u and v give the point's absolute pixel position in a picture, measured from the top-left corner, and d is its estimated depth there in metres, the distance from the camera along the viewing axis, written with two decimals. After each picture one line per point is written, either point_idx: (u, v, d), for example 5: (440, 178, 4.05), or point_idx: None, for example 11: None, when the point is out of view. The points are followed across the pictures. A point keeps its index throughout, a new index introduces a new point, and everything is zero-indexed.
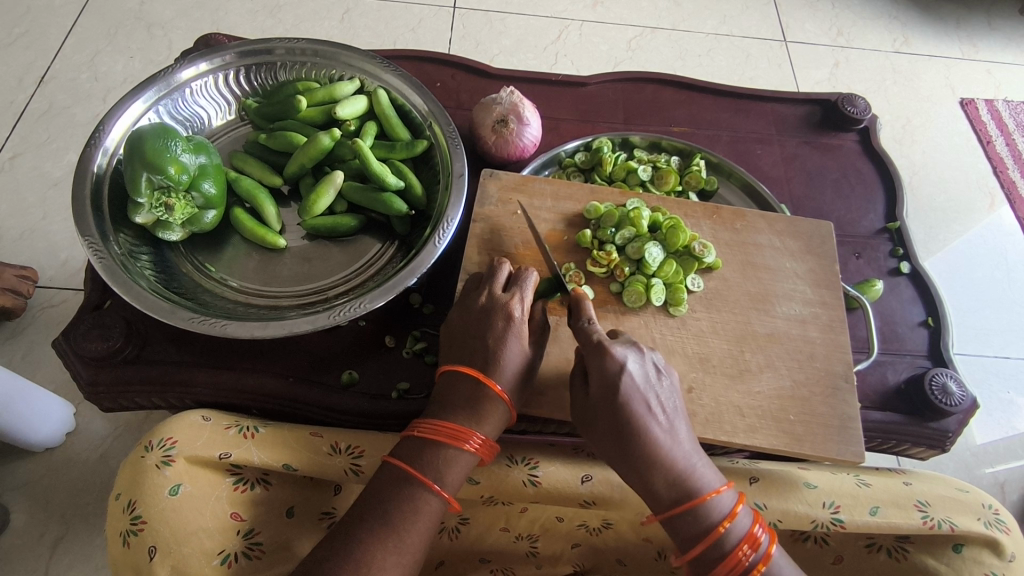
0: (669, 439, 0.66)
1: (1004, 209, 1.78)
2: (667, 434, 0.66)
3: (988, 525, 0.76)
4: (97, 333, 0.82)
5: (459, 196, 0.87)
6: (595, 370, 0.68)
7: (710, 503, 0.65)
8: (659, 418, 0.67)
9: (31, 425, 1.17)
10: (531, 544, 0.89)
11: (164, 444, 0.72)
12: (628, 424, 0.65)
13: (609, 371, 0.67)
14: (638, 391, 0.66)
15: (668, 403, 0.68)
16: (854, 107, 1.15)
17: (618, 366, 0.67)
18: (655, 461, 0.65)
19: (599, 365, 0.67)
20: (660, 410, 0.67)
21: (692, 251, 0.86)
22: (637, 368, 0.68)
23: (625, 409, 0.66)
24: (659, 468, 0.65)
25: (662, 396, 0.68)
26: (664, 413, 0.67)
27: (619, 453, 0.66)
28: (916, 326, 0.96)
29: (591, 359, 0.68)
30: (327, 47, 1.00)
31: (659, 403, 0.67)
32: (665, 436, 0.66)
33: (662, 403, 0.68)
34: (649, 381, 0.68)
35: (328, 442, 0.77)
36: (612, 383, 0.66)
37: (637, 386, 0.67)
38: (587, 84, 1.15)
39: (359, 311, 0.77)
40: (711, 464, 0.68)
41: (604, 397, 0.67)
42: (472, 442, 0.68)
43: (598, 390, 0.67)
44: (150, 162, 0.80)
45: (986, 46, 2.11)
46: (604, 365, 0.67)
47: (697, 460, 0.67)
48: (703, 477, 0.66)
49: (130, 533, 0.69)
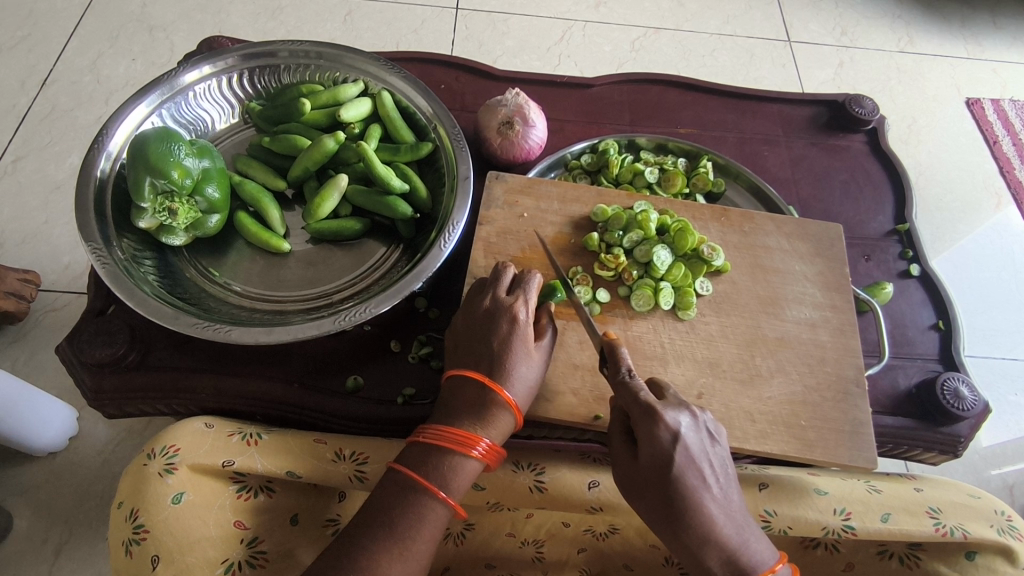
0: (723, 512, 0.64)
1: (1011, 209, 1.76)
2: (721, 506, 0.65)
3: (1001, 532, 0.75)
4: (100, 339, 0.81)
5: (464, 198, 0.86)
6: (646, 438, 0.64)
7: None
8: (711, 490, 0.65)
9: (33, 429, 1.16)
10: (537, 550, 0.88)
11: (166, 452, 0.72)
12: (681, 499, 0.63)
13: (661, 440, 0.64)
14: (691, 463, 0.64)
15: (720, 471, 0.67)
16: (862, 108, 1.14)
17: (671, 437, 0.64)
18: (710, 535, 0.63)
19: (650, 434, 0.64)
20: (713, 479, 0.65)
21: (700, 254, 0.85)
22: (691, 435, 0.65)
23: (678, 485, 0.63)
24: (712, 542, 0.63)
25: (713, 463, 0.66)
26: (716, 483, 0.66)
27: (668, 526, 0.65)
28: (926, 329, 0.95)
29: (641, 428, 0.65)
30: (331, 49, 0.99)
31: (712, 473, 0.65)
32: (719, 507, 0.64)
33: (714, 471, 0.66)
34: (704, 449, 0.66)
35: (332, 448, 0.76)
36: (664, 456, 0.64)
37: (691, 456, 0.64)
38: (592, 85, 1.14)
39: (364, 316, 0.77)
40: (764, 535, 0.67)
41: (656, 470, 0.64)
42: (479, 448, 0.67)
43: (647, 460, 0.65)
44: (152, 167, 0.80)
45: (991, 45, 2.10)
46: (654, 434, 0.64)
47: (750, 533, 0.65)
48: (756, 552, 0.64)
49: (132, 542, 0.68)
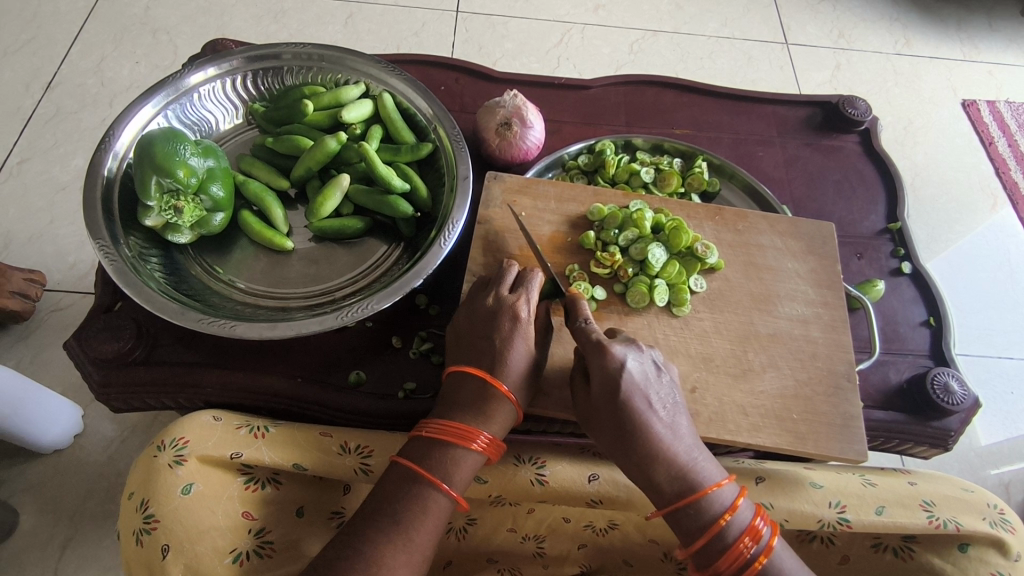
0: (669, 432, 0.68)
1: (1006, 210, 1.78)
2: (668, 427, 0.68)
3: (993, 525, 0.76)
4: (108, 335, 0.83)
5: (464, 198, 0.87)
6: (597, 370, 0.69)
7: (711, 495, 0.66)
8: (659, 414, 0.68)
9: (40, 426, 1.18)
10: (538, 545, 0.89)
11: (176, 443, 0.73)
12: (628, 419, 0.67)
13: (610, 369, 0.68)
14: (638, 388, 0.68)
15: (668, 399, 0.70)
16: (855, 109, 1.15)
17: (618, 364, 0.68)
18: (658, 454, 0.67)
19: (600, 364, 0.69)
20: (659, 404, 0.69)
21: (694, 252, 0.87)
22: (637, 364, 0.70)
23: (625, 407, 0.67)
24: (661, 460, 0.67)
25: (660, 392, 0.70)
26: (664, 409, 0.69)
27: (619, 446, 0.68)
28: (917, 326, 0.97)
29: (592, 360, 0.70)
30: (333, 52, 1.01)
31: (659, 399, 0.69)
32: (665, 427, 0.68)
33: (661, 398, 0.70)
34: (649, 379, 0.69)
35: (337, 442, 0.78)
36: (613, 383, 0.68)
37: (636, 380, 0.68)
38: (589, 87, 1.16)
39: (366, 312, 0.78)
40: (713, 458, 0.70)
41: (606, 396, 0.68)
42: (479, 441, 0.69)
43: (598, 387, 0.69)
44: (160, 166, 0.82)
45: (987, 47, 2.12)
46: (604, 362, 0.69)
47: (699, 454, 0.68)
48: (703, 471, 0.67)
49: (143, 532, 0.69)
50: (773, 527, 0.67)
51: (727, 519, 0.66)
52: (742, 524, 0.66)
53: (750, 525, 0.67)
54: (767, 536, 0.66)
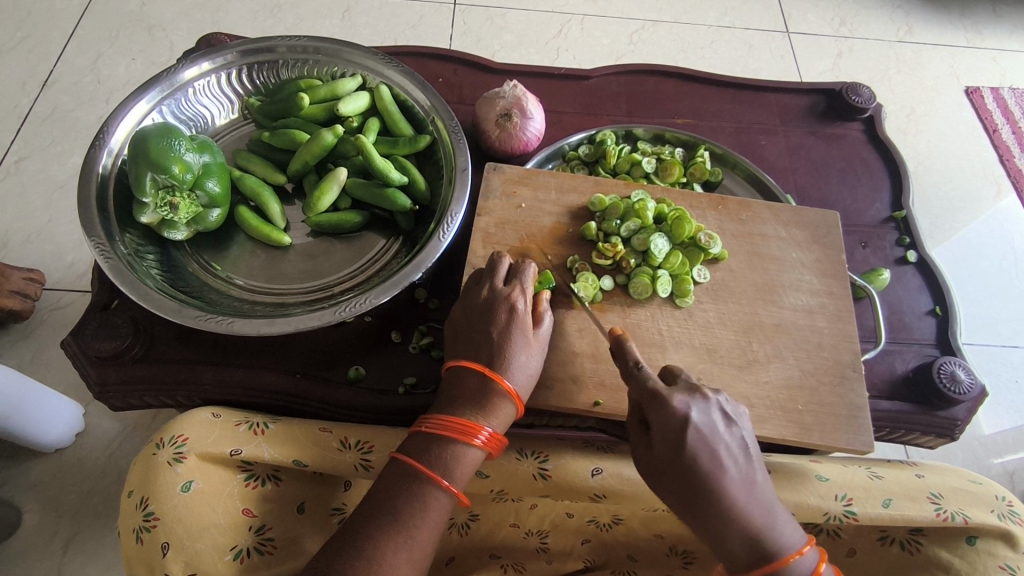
0: (745, 490, 0.64)
1: (1011, 198, 1.76)
2: (743, 486, 0.64)
3: (1001, 517, 0.75)
4: (104, 333, 0.82)
5: (462, 190, 0.86)
6: (657, 419, 0.66)
7: (791, 563, 0.63)
8: (730, 469, 0.65)
9: (40, 426, 1.17)
10: (541, 540, 0.88)
11: (175, 441, 0.73)
12: (699, 479, 0.64)
13: (671, 420, 0.65)
14: (705, 440, 0.65)
15: (739, 451, 0.66)
16: (858, 96, 1.14)
17: (682, 418, 0.65)
18: (733, 517, 0.63)
19: (661, 417, 0.66)
20: (732, 461, 0.65)
21: (697, 242, 0.86)
22: (703, 416, 0.66)
23: (693, 464, 0.64)
24: (736, 523, 0.63)
25: (731, 443, 0.66)
26: (736, 464, 0.65)
27: (690, 508, 0.65)
28: (923, 315, 0.95)
29: (652, 413, 0.67)
30: (328, 44, 1.00)
31: (731, 455, 0.65)
32: (740, 486, 0.64)
33: (733, 452, 0.66)
34: (717, 429, 0.66)
35: (338, 437, 0.77)
36: (678, 437, 0.64)
37: (705, 436, 0.65)
38: (589, 77, 1.14)
39: (365, 307, 0.78)
40: (792, 518, 0.66)
41: (670, 452, 0.65)
42: (481, 437, 0.68)
43: (661, 443, 0.66)
44: (154, 162, 0.80)
45: (990, 33, 2.09)
46: (664, 416, 0.65)
47: (778, 516, 0.65)
48: (783, 536, 0.64)
49: (143, 530, 0.69)
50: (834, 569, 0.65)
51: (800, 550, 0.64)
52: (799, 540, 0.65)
53: (814, 569, 0.64)
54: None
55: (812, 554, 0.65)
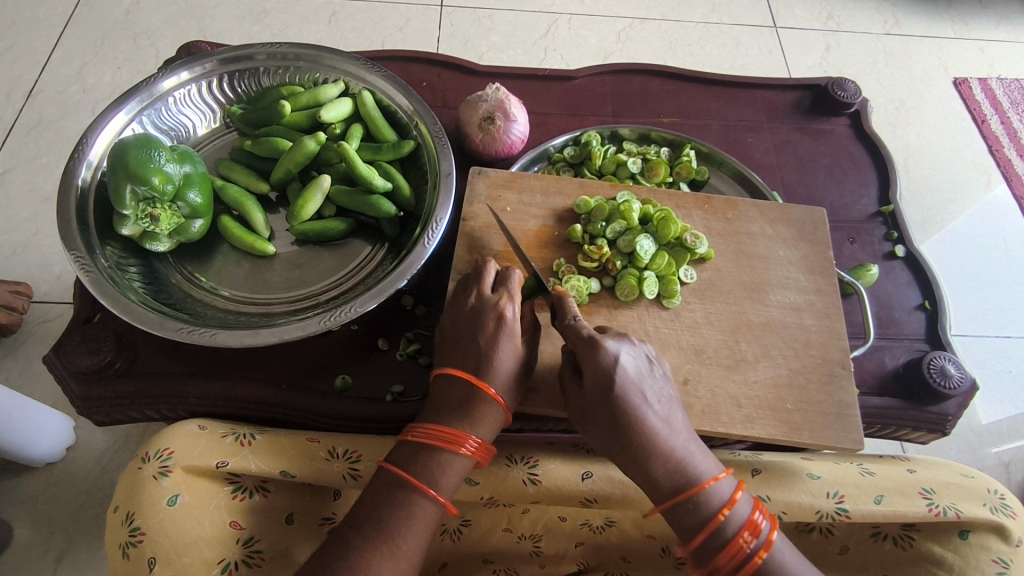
0: (665, 428, 0.66)
1: (1001, 187, 1.76)
2: (664, 425, 0.66)
3: (994, 511, 0.75)
4: (87, 346, 0.82)
5: (446, 195, 0.86)
6: (589, 365, 0.67)
7: (711, 490, 0.64)
8: (654, 410, 0.66)
9: (29, 440, 1.16)
10: (534, 544, 0.88)
11: (160, 455, 0.72)
12: (625, 415, 0.65)
13: (602, 364, 0.66)
14: (632, 384, 0.66)
15: (662, 395, 0.68)
16: (845, 91, 1.14)
17: (611, 358, 0.66)
18: (654, 450, 0.65)
19: (593, 359, 0.66)
20: (654, 399, 0.67)
21: (683, 243, 0.86)
22: (632, 361, 0.67)
23: (619, 402, 0.65)
24: (659, 457, 0.65)
25: (654, 387, 0.68)
26: (658, 404, 0.67)
27: (618, 443, 0.66)
28: (912, 309, 0.95)
29: (585, 356, 0.67)
30: (309, 51, 0.99)
31: (654, 394, 0.67)
32: (661, 422, 0.66)
33: (656, 393, 0.67)
34: (642, 373, 0.67)
35: (325, 447, 0.77)
36: (606, 377, 0.65)
37: (629, 375, 0.66)
38: (574, 78, 1.14)
39: (349, 315, 0.77)
40: (710, 453, 0.68)
41: (599, 393, 0.66)
42: (467, 446, 0.67)
43: (591, 383, 0.66)
44: (133, 174, 0.79)
45: (977, 24, 2.10)
46: (596, 358, 0.66)
47: (696, 449, 0.67)
48: (701, 466, 0.65)
49: (129, 545, 0.68)
50: (773, 521, 0.65)
51: (726, 513, 0.64)
52: (740, 519, 0.64)
53: (729, 498, 0.65)
54: (767, 530, 0.64)
55: (728, 483, 0.66)
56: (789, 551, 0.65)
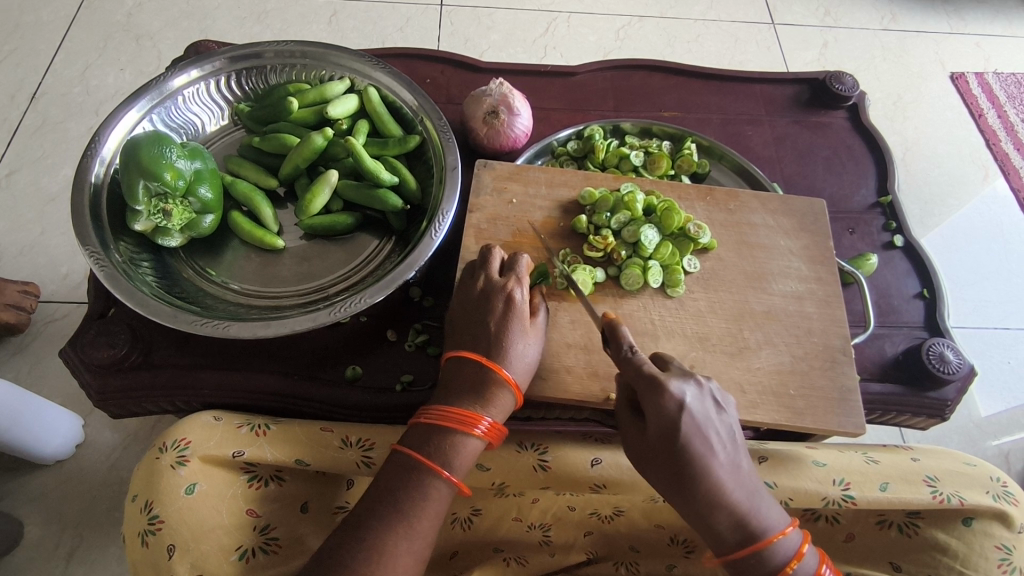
0: (732, 478, 0.66)
1: (999, 180, 1.78)
2: (729, 472, 0.66)
3: (996, 498, 0.77)
4: (103, 340, 0.84)
5: (453, 188, 0.87)
6: (652, 409, 0.66)
7: (777, 544, 0.66)
8: (720, 458, 0.66)
9: (40, 438, 1.18)
10: (543, 533, 0.89)
11: (178, 445, 0.73)
12: (688, 462, 0.65)
13: (667, 410, 0.65)
14: (698, 431, 0.65)
15: (728, 439, 0.68)
16: (842, 84, 1.16)
17: (675, 405, 0.65)
18: (719, 500, 0.65)
19: (656, 406, 0.65)
20: (721, 446, 0.66)
21: (687, 233, 0.87)
22: (698, 406, 0.66)
23: (686, 451, 0.65)
24: (723, 508, 0.65)
25: (719, 431, 0.67)
26: (724, 450, 0.67)
27: (680, 491, 0.66)
28: (911, 298, 0.97)
29: (649, 401, 0.66)
30: (315, 48, 1.01)
31: (720, 439, 0.67)
32: (726, 471, 0.66)
33: (722, 437, 0.67)
34: (709, 418, 0.67)
35: (339, 436, 0.78)
36: (672, 425, 0.65)
37: (696, 422, 0.65)
38: (576, 73, 1.16)
39: (360, 306, 0.78)
40: (776, 501, 0.69)
41: (663, 440, 0.66)
42: (480, 428, 0.69)
43: (655, 432, 0.66)
44: (146, 170, 0.81)
45: (973, 19, 2.11)
46: (663, 405, 0.65)
47: (761, 499, 0.67)
48: (766, 518, 0.66)
49: (148, 533, 0.69)
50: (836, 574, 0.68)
51: (794, 567, 0.66)
52: (808, 573, 0.66)
53: (797, 551, 0.66)
54: None
55: (794, 535, 0.67)
56: None
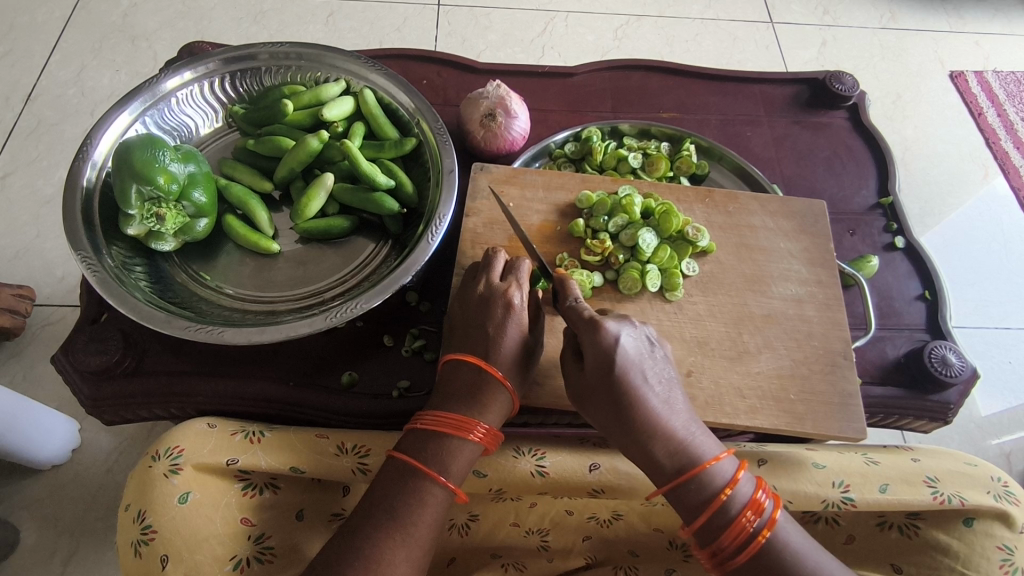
0: (667, 406, 0.65)
1: (999, 179, 1.77)
2: (664, 402, 0.66)
3: (998, 498, 0.76)
4: (95, 347, 0.82)
5: (450, 191, 0.86)
6: (589, 344, 0.67)
7: (713, 470, 0.64)
8: (655, 388, 0.66)
9: (35, 443, 1.17)
10: (542, 538, 0.88)
11: (171, 452, 0.73)
12: (622, 391, 0.65)
13: (603, 343, 0.66)
14: (632, 363, 0.66)
15: (664, 375, 0.68)
16: (842, 85, 1.14)
17: (611, 339, 0.66)
18: (654, 427, 0.64)
19: (593, 340, 0.66)
20: (655, 379, 0.67)
21: (685, 236, 0.86)
22: (632, 341, 0.67)
23: (620, 380, 0.65)
24: (659, 434, 0.64)
25: (655, 368, 0.68)
26: (660, 383, 0.67)
27: (619, 422, 0.65)
28: (913, 300, 0.96)
29: (585, 338, 0.67)
30: (311, 50, 1.00)
31: (654, 373, 0.67)
32: (661, 401, 0.65)
33: (658, 372, 0.67)
34: (643, 354, 0.67)
35: (334, 443, 0.77)
36: (607, 356, 0.65)
37: (630, 355, 0.66)
38: (573, 74, 1.15)
39: (356, 311, 0.77)
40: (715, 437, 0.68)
41: (600, 373, 0.66)
42: (475, 433, 0.68)
43: (592, 364, 0.66)
44: (138, 174, 0.80)
45: (973, 18, 2.11)
46: (596, 337, 0.66)
47: (697, 429, 0.66)
48: (704, 445, 0.65)
49: (141, 543, 0.68)
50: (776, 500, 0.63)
51: (727, 492, 0.63)
52: (743, 498, 0.63)
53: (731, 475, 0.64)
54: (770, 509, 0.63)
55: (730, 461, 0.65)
56: (790, 529, 0.63)
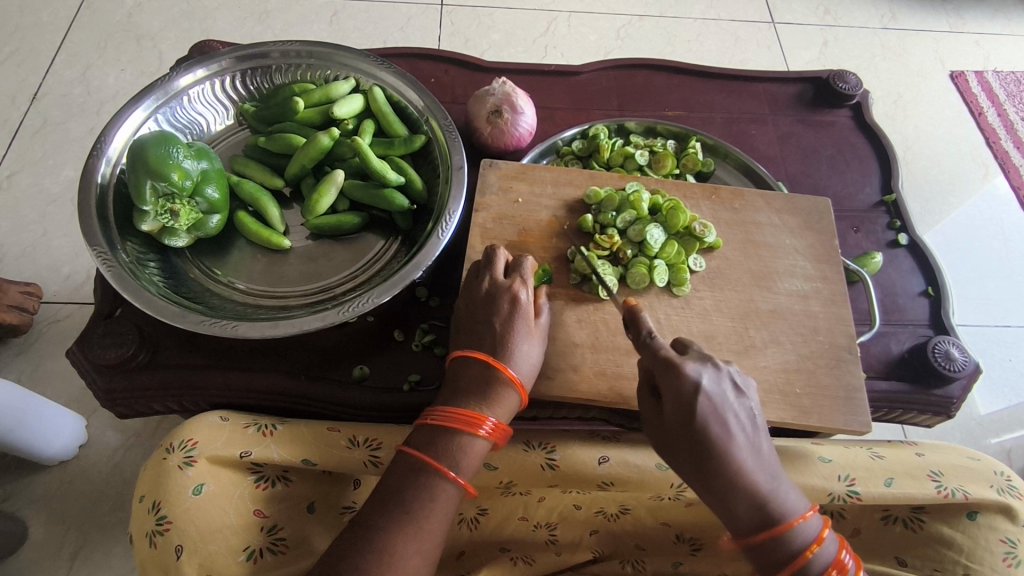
0: (753, 461, 0.66)
1: (999, 179, 1.79)
2: (749, 453, 0.66)
3: (1001, 492, 0.77)
4: (109, 341, 0.83)
5: (459, 188, 0.87)
6: (670, 391, 0.67)
7: (796, 528, 0.65)
8: (739, 439, 0.66)
9: (43, 438, 1.18)
10: (550, 533, 0.89)
11: (185, 445, 0.74)
12: (709, 444, 0.65)
13: (684, 391, 0.66)
14: (717, 413, 0.66)
15: (748, 422, 0.68)
16: (845, 83, 1.16)
17: (693, 386, 0.66)
18: (740, 484, 0.65)
19: (674, 386, 0.66)
20: (738, 428, 0.67)
21: (692, 232, 0.88)
22: (715, 388, 0.67)
23: (703, 432, 0.65)
24: (744, 491, 0.65)
25: (739, 414, 0.67)
26: (746, 434, 0.67)
27: (698, 473, 0.66)
28: (916, 296, 0.97)
29: (665, 383, 0.67)
30: (321, 48, 1.01)
31: (739, 422, 0.67)
32: (747, 454, 0.66)
33: (741, 420, 0.67)
34: (729, 402, 0.67)
35: (346, 435, 0.78)
36: (689, 406, 0.65)
37: (716, 405, 0.66)
38: (579, 73, 1.16)
39: (367, 306, 0.79)
40: (796, 488, 0.68)
41: (681, 422, 0.66)
42: (485, 428, 0.69)
43: (674, 413, 0.67)
44: (153, 170, 0.81)
45: (973, 18, 2.12)
46: (678, 385, 0.66)
47: (780, 481, 0.67)
48: (787, 500, 0.66)
49: (156, 534, 0.70)
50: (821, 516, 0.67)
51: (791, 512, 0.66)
52: (828, 558, 0.65)
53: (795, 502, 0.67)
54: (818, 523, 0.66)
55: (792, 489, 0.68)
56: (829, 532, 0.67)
